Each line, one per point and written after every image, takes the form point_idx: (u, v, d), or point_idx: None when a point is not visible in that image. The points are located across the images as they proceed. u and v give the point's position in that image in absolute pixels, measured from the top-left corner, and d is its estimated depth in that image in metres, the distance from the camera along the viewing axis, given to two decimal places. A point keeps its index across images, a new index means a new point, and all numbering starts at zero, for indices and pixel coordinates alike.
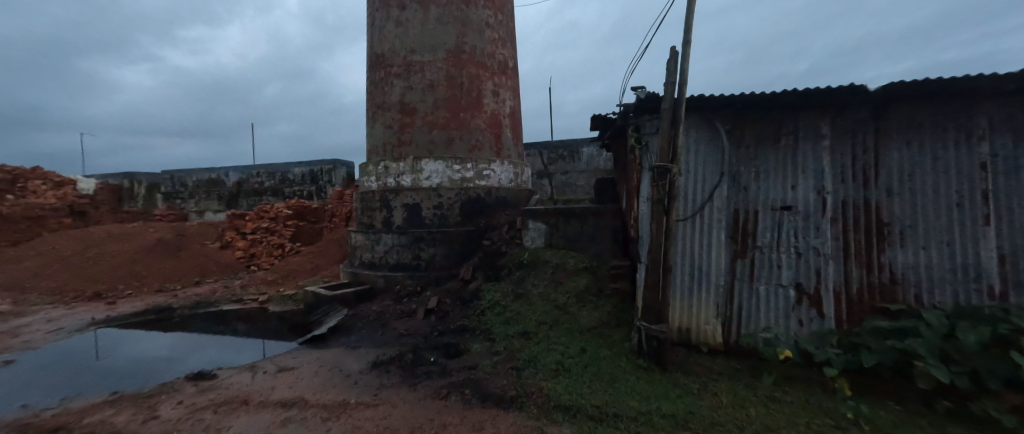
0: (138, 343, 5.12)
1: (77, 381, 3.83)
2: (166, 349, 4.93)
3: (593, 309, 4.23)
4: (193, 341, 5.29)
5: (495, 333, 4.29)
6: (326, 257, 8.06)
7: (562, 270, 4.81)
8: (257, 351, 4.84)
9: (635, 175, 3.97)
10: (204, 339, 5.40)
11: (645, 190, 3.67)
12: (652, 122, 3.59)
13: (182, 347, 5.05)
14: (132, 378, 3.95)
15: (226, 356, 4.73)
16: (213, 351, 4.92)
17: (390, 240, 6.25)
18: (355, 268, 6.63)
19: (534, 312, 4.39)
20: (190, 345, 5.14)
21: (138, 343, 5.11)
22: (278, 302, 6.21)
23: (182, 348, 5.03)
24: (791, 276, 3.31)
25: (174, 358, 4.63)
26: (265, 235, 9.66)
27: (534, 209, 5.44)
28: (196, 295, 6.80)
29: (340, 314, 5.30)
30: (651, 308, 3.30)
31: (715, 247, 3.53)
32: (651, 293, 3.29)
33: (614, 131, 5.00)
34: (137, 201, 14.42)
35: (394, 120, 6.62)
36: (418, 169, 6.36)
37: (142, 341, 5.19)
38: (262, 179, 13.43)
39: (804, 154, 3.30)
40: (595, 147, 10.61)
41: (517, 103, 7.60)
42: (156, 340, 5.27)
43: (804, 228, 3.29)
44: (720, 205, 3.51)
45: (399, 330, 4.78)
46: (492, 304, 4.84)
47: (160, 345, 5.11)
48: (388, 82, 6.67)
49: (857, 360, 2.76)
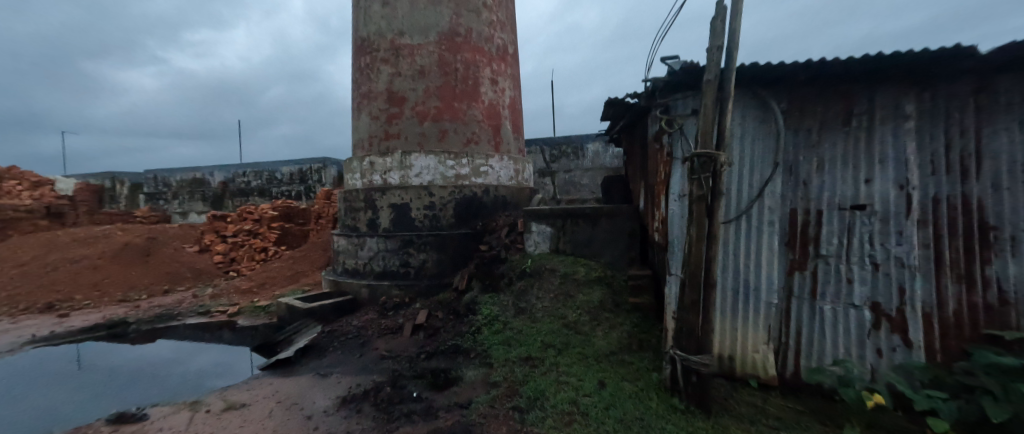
0: (113, 358, 4.61)
1: (27, 408, 3.32)
2: (145, 364, 4.42)
3: (609, 328, 3.53)
4: (176, 353, 4.76)
5: (493, 356, 3.61)
6: (309, 262, 7.36)
7: (571, 281, 4.11)
8: (248, 366, 4.37)
9: (662, 167, 3.28)
10: (188, 351, 4.87)
11: (677, 186, 2.98)
12: (684, 101, 2.89)
13: (163, 361, 4.53)
14: (92, 406, 3.41)
15: (207, 373, 4.18)
16: (195, 367, 4.37)
17: (375, 244, 5.55)
18: (337, 275, 5.94)
19: (540, 331, 3.71)
20: (172, 358, 4.61)
21: (114, 357, 4.61)
22: (249, 314, 5.52)
23: (162, 362, 4.51)
24: (867, 294, 2.61)
25: (149, 376, 4.10)
26: (247, 238, 8.97)
27: (538, 210, 4.74)
28: (160, 305, 6.09)
29: (315, 331, 4.62)
30: (689, 333, 2.61)
31: (764, 256, 2.85)
32: (688, 314, 2.60)
33: (631, 118, 4.30)
34: (119, 202, 13.78)
35: (381, 111, 5.93)
36: (407, 164, 5.67)
37: (118, 355, 4.67)
38: (249, 179, 12.71)
39: (883, 139, 2.60)
40: (600, 143, 9.96)
41: (518, 93, 6.92)
42: (134, 353, 4.76)
43: (884, 232, 2.58)
44: (772, 204, 2.82)
45: (381, 351, 4.08)
46: (489, 320, 4.16)
47: (138, 358, 4.60)
48: (374, 68, 5.99)
49: (976, 410, 2.05)
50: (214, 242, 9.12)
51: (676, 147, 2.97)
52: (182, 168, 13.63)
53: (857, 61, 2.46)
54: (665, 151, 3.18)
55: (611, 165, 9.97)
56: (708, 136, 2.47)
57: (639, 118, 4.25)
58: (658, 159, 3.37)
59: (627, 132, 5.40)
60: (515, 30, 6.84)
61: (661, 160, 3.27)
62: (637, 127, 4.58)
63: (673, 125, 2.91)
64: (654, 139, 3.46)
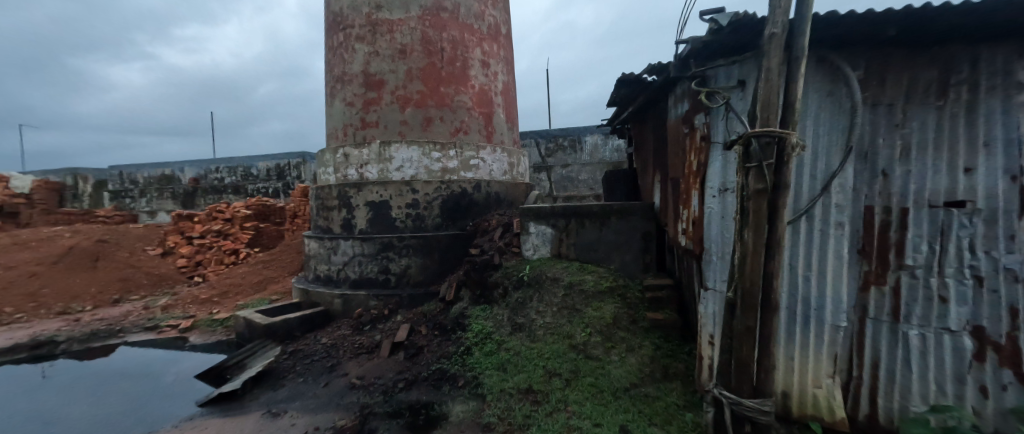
0: (64, 371, 4.00)
1: None
2: (93, 381, 3.79)
3: (626, 352, 2.91)
4: (133, 365, 4.13)
5: (485, 385, 2.98)
6: (281, 267, 6.64)
7: (577, 292, 3.48)
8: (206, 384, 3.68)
9: (694, 156, 2.65)
10: (147, 362, 4.21)
11: (718, 178, 2.36)
12: (727, 70, 2.27)
13: (119, 375, 3.92)
14: None
15: (161, 393, 3.53)
16: (149, 384, 3.71)
17: (350, 248, 4.86)
18: (307, 282, 5.22)
19: (541, 354, 3.07)
20: (125, 373, 3.96)
21: (59, 372, 3.97)
22: (203, 331, 4.82)
23: (117, 376, 3.89)
24: (967, 316, 1.95)
25: (93, 398, 3.45)
26: (216, 239, 8.24)
27: (537, 208, 4.08)
28: (102, 318, 5.33)
29: (272, 353, 3.91)
30: (739, 369, 2.01)
31: (829, 267, 2.25)
32: (740, 345, 2.00)
33: (647, 99, 3.67)
34: (83, 201, 12.86)
35: (357, 96, 5.22)
36: (386, 157, 4.97)
37: (63, 370, 4.04)
38: (222, 175, 11.88)
39: (992, 113, 1.91)
40: (600, 136, 9.39)
41: (512, 78, 6.25)
42: (82, 367, 4.11)
43: (990, 237, 1.90)
44: (841, 202, 2.21)
45: (350, 378, 3.42)
46: (480, 338, 3.52)
47: (86, 374, 3.95)
48: (348, 47, 5.28)
49: None
50: (180, 243, 8.32)
51: (716, 128, 2.35)
52: (150, 165, 12.72)
53: (972, 10, 1.79)
54: (698, 134, 2.57)
55: (611, 159, 9.35)
56: (771, 110, 1.84)
57: (657, 99, 3.63)
58: (687, 145, 2.76)
59: (636, 119, 4.79)
60: (508, 8, 6.17)
61: (693, 145, 2.66)
62: (652, 112, 3.96)
63: (714, 100, 2.28)
64: (682, 122, 2.84)
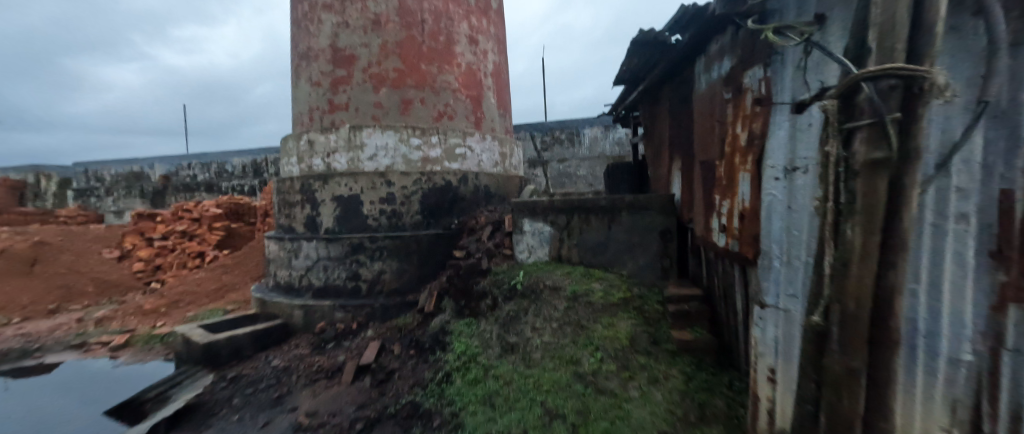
0: None
1: None
2: None
3: (649, 385, 2.23)
4: (45, 391, 3.44)
5: (466, 428, 2.31)
6: (243, 272, 5.90)
7: (583, 306, 2.79)
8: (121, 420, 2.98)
9: (740, 128, 1.99)
10: (62, 387, 3.51)
11: (782, 155, 1.71)
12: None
13: (21, 405, 3.23)
14: None
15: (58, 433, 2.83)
16: (50, 420, 3.02)
17: (314, 250, 4.14)
18: (267, 291, 4.50)
19: (539, 386, 2.39)
20: (29, 402, 3.27)
21: None
22: (138, 350, 4.10)
23: (17, 407, 3.20)
24: None
25: None
26: (180, 241, 7.51)
27: (533, 202, 3.43)
28: (25, 333, 4.59)
29: (202, 383, 3.22)
30: (834, 429, 1.37)
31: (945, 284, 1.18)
32: (836, 397, 1.34)
33: (669, 68, 3.02)
34: (45, 199, 11.99)
35: (324, 75, 4.53)
36: (357, 144, 4.26)
37: None
38: (195, 172, 11.11)
39: None
40: (599, 129, 8.75)
41: (503, 58, 5.56)
42: None
43: None
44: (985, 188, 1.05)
45: (297, 417, 2.75)
46: (463, 362, 2.85)
47: None
48: (314, 18, 4.58)
49: None
50: (138, 245, 7.55)
51: (783, 82, 1.70)
52: (118, 161, 11.86)
53: None
54: (749, 97, 1.92)
55: (612, 153, 8.70)
56: (898, 36, 1.18)
57: (682, 66, 2.98)
58: (730, 114, 2.11)
59: (648, 100, 4.15)
60: None
61: (739, 114, 2.01)
62: (672, 86, 3.32)
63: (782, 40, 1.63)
64: (723, 85, 2.19)
